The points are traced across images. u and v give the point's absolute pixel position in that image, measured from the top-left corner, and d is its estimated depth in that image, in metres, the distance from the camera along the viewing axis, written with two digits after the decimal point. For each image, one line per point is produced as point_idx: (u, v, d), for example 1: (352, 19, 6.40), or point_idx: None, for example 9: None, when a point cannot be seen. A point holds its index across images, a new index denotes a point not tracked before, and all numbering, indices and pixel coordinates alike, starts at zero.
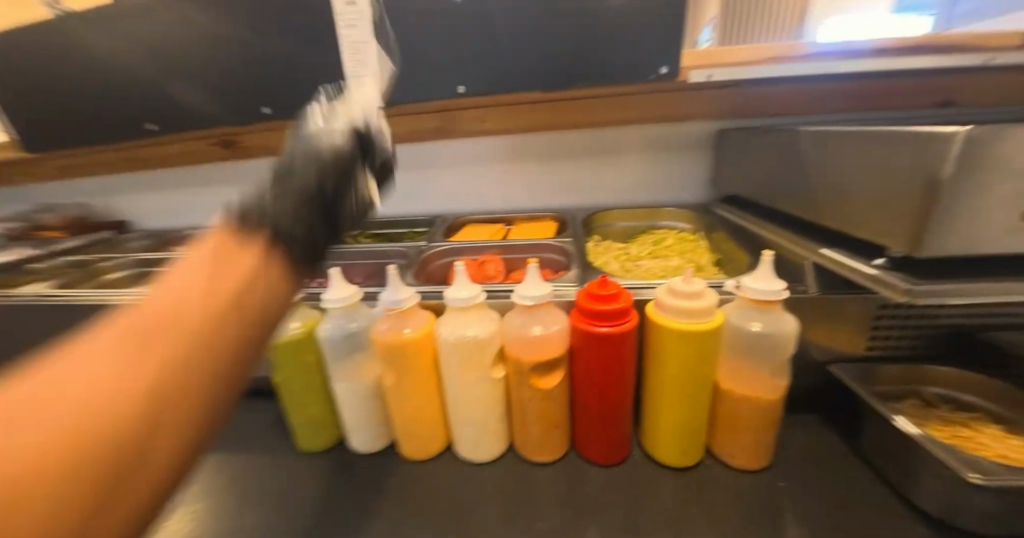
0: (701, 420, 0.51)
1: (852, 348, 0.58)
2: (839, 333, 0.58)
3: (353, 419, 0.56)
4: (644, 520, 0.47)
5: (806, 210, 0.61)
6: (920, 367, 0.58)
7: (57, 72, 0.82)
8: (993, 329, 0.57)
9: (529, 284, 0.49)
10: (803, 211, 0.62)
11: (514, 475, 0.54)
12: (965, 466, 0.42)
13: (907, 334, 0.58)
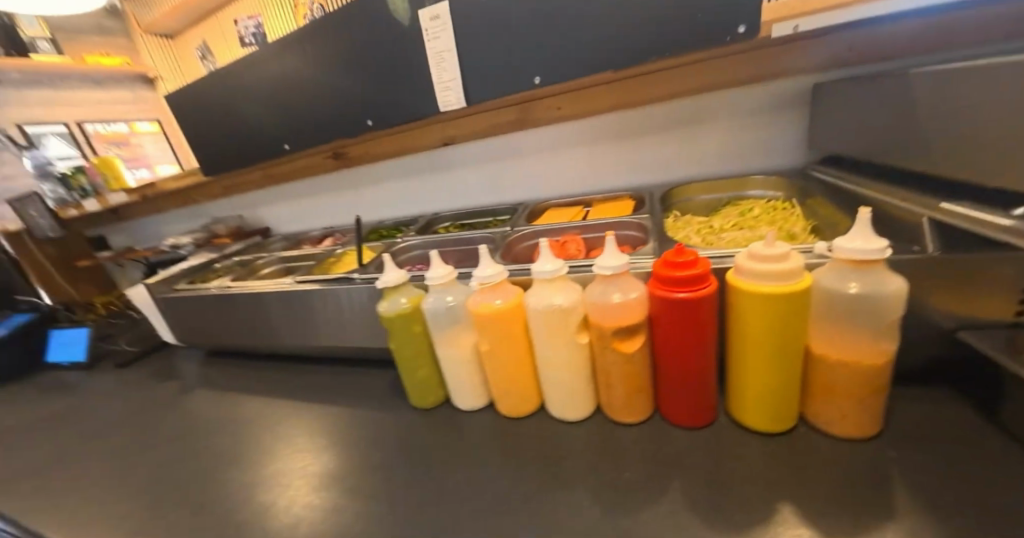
0: (792, 386, 0.50)
1: (998, 313, 0.49)
2: (976, 300, 0.49)
3: (457, 381, 0.65)
4: (729, 479, 0.49)
5: (920, 164, 0.55)
6: None
7: (222, 113, 1.05)
8: None
9: (608, 255, 0.53)
10: (916, 163, 0.56)
11: (602, 435, 0.59)
12: None
13: None
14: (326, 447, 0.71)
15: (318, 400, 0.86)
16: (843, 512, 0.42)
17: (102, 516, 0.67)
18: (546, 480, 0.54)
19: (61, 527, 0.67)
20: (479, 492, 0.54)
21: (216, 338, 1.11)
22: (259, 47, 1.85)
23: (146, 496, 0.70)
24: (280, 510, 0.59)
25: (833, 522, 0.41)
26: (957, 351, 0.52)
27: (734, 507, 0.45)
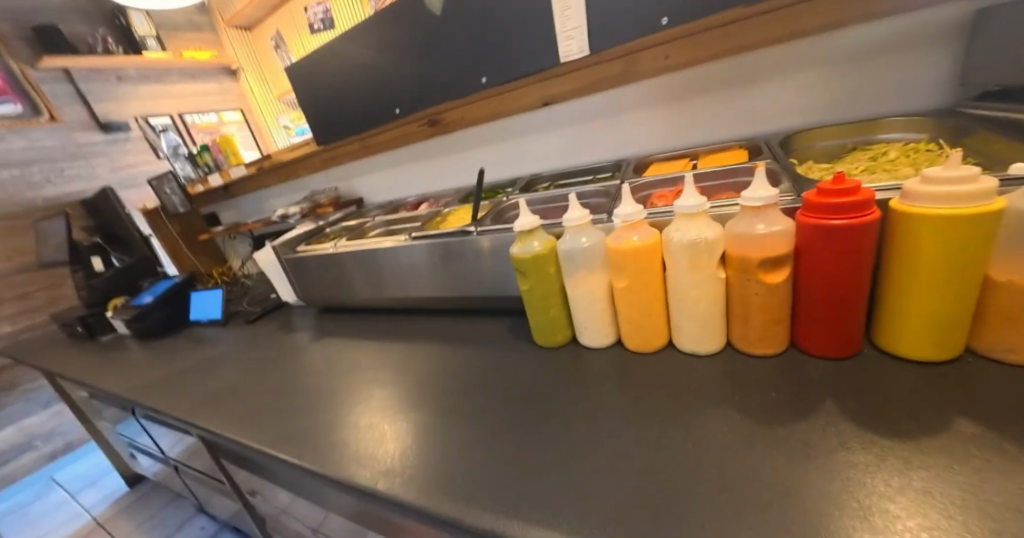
0: (963, 313, 0.49)
1: None
2: None
3: (588, 319, 0.69)
4: (887, 398, 0.49)
5: None
6: None
7: (347, 83, 1.16)
8: None
9: (757, 186, 0.53)
10: None
11: (738, 365, 0.61)
12: None
13: None
14: (460, 378, 0.79)
15: (439, 342, 0.95)
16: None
17: (281, 427, 0.80)
18: (688, 401, 0.57)
19: (251, 434, 0.81)
20: (622, 412, 0.59)
21: (328, 294, 1.20)
22: (326, 31, 1.92)
23: (312, 413, 0.82)
24: (437, 424, 0.68)
25: (1016, 436, 0.42)
26: None
27: (898, 424, 0.46)
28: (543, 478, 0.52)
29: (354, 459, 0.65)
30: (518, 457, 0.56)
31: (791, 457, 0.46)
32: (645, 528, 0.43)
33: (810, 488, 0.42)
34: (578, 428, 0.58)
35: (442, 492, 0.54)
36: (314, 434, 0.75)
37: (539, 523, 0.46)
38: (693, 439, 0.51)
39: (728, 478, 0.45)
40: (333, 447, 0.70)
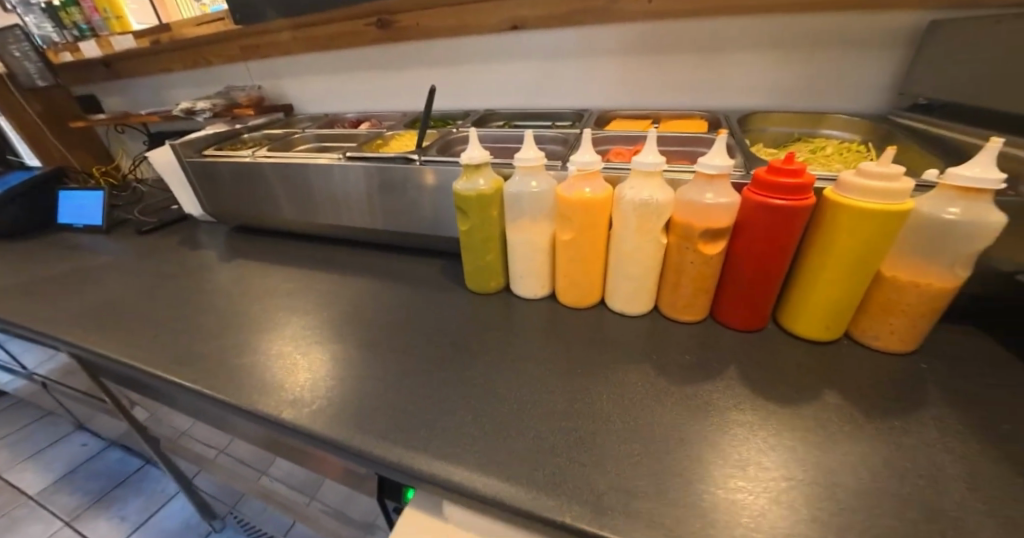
0: (855, 299, 0.54)
1: None
2: None
3: (526, 269, 0.68)
4: (777, 369, 0.54)
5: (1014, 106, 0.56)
6: None
7: None
8: None
9: (715, 154, 0.53)
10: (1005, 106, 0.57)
11: (662, 328, 0.63)
12: None
13: None
14: (386, 315, 0.75)
15: (366, 276, 0.88)
16: (878, 403, 0.49)
17: (174, 350, 0.71)
18: (609, 356, 0.59)
19: (137, 353, 0.71)
20: (544, 362, 0.59)
21: (239, 209, 1.06)
22: None
23: (214, 336, 0.74)
24: (355, 358, 0.65)
25: (868, 408, 0.48)
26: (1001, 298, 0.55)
27: (781, 390, 0.51)
28: (460, 417, 0.52)
29: (258, 387, 0.61)
30: (437, 396, 0.56)
31: (692, 412, 0.50)
32: (554, 467, 0.45)
33: (701, 441, 0.46)
34: (502, 370, 0.59)
35: (353, 427, 0.52)
36: (212, 359, 0.68)
37: (450, 460, 0.47)
38: (609, 391, 0.54)
39: (632, 427, 0.48)
40: (235, 375, 0.64)
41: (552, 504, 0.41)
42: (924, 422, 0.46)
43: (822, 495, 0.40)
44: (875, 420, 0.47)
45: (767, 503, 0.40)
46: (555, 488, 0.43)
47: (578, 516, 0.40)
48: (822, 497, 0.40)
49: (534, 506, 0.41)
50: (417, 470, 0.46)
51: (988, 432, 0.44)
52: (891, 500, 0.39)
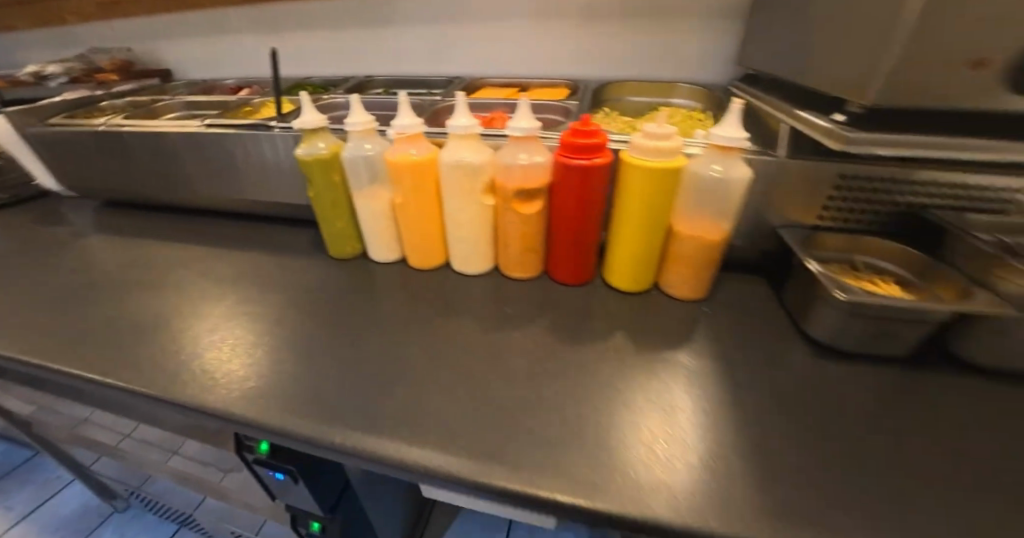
0: (654, 252, 0.60)
1: (808, 216, 0.59)
2: (793, 200, 0.58)
3: (375, 234, 0.70)
4: (580, 315, 0.60)
5: (790, 75, 0.63)
6: (872, 234, 0.58)
7: None
8: (970, 205, 0.54)
9: (522, 117, 0.53)
10: (787, 75, 0.64)
11: (496, 283, 0.67)
12: (834, 287, 0.49)
13: (867, 205, 0.57)
14: (233, 282, 0.74)
15: (229, 247, 0.87)
16: (650, 342, 0.55)
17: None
18: (436, 310, 0.63)
19: None
20: (373, 318, 0.62)
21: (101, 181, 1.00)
22: None
23: (45, 306, 0.71)
24: (249, 334, 0.60)
25: (641, 344, 0.55)
26: (772, 250, 0.64)
27: (574, 331, 0.57)
28: (365, 384, 0.50)
29: (83, 344, 0.60)
30: (288, 351, 0.56)
31: (488, 355, 0.54)
32: (466, 423, 0.44)
33: (593, 391, 0.48)
34: (333, 325, 0.61)
35: (261, 398, 0.48)
36: (36, 328, 0.66)
37: (244, 393, 0.49)
38: (424, 338, 0.57)
39: (432, 367, 0.52)
40: (59, 339, 0.62)
41: (396, 441, 0.42)
42: (679, 355, 0.53)
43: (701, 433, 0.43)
44: (640, 355, 0.53)
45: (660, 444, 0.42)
46: (404, 428, 0.44)
47: (391, 442, 0.42)
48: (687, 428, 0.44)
49: (349, 436, 0.43)
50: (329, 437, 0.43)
51: (724, 361, 0.52)
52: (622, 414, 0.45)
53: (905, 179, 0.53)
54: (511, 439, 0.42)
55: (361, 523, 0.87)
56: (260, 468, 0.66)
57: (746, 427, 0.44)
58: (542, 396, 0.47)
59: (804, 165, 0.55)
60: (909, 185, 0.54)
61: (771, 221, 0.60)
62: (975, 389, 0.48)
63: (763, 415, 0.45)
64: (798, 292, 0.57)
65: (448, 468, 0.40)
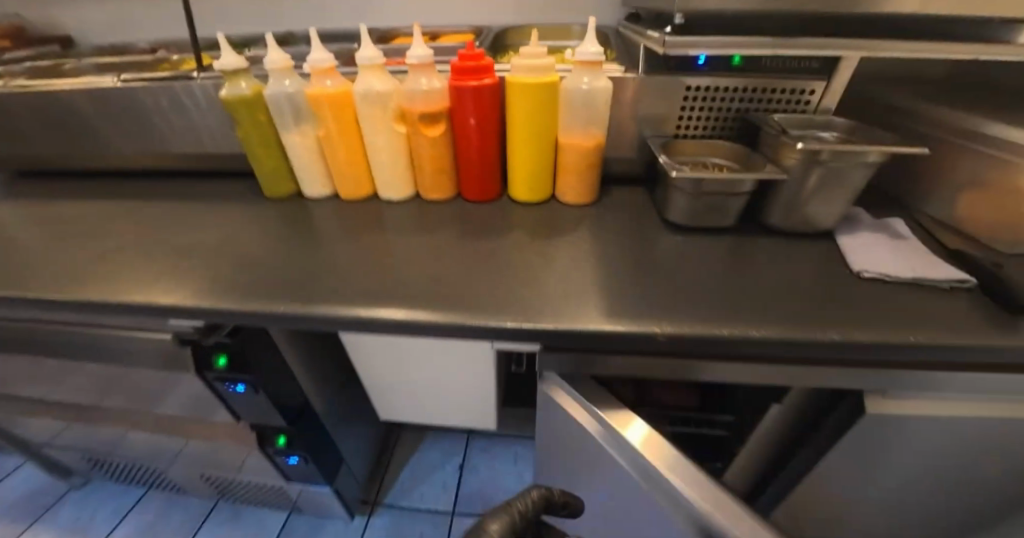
0: (545, 165, 0.70)
1: (667, 127, 0.72)
2: (654, 112, 0.71)
3: (305, 170, 0.77)
4: (486, 222, 0.71)
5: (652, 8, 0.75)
6: (716, 138, 0.72)
7: None
8: (780, 107, 0.69)
9: (418, 47, 0.62)
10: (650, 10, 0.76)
11: (418, 204, 0.77)
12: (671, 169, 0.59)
13: (709, 113, 0.70)
14: (169, 226, 0.79)
15: (161, 200, 0.90)
16: (540, 233, 0.67)
17: None
18: (362, 228, 0.71)
19: None
20: (304, 239, 0.70)
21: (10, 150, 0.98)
22: None
23: None
24: (206, 260, 0.67)
25: (534, 235, 0.67)
26: (645, 160, 0.77)
27: (480, 233, 0.68)
28: (321, 277, 0.59)
29: (28, 280, 0.65)
30: (247, 265, 0.64)
31: (406, 253, 0.64)
32: (406, 291, 0.55)
33: (509, 263, 0.60)
34: (270, 246, 0.69)
35: (230, 295, 0.57)
36: None
37: (194, 296, 0.57)
38: (351, 248, 0.66)
39: (358, 266, 0.62)
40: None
41: (347, 306, 0.53)
42: (563, 239, 0.66)
43: (588, 279, 0.57)
44: (533, 242, 0.65)
45: (555, 289, 0.55)
46: (353, 299, 0.54)
47: (344, 307, 0.53)
48: (575, 278, 0.57)
49: (311, 307, 0.53)
50: (293, 311, 0.53)
51: (598, 241, 0.65)
52: (511, 279, 0.57)
53: (731, 87, 0.67)
54: (424, 298, 0.54)
55: (324, 440, 0.97)
56: (220, 383, 0.74)
57: (606, 277, 0.57)
58: (452, 272, 0.59)
59: (657, 81, 0.68)
60: (734, 93, 0.68)
61: (639, 133, 0.73)
62: (774, 243, 0.64)
63: (617, 270, 0.59)
64: (661, 189, 0.68)
65: (395, 316, 0.51)
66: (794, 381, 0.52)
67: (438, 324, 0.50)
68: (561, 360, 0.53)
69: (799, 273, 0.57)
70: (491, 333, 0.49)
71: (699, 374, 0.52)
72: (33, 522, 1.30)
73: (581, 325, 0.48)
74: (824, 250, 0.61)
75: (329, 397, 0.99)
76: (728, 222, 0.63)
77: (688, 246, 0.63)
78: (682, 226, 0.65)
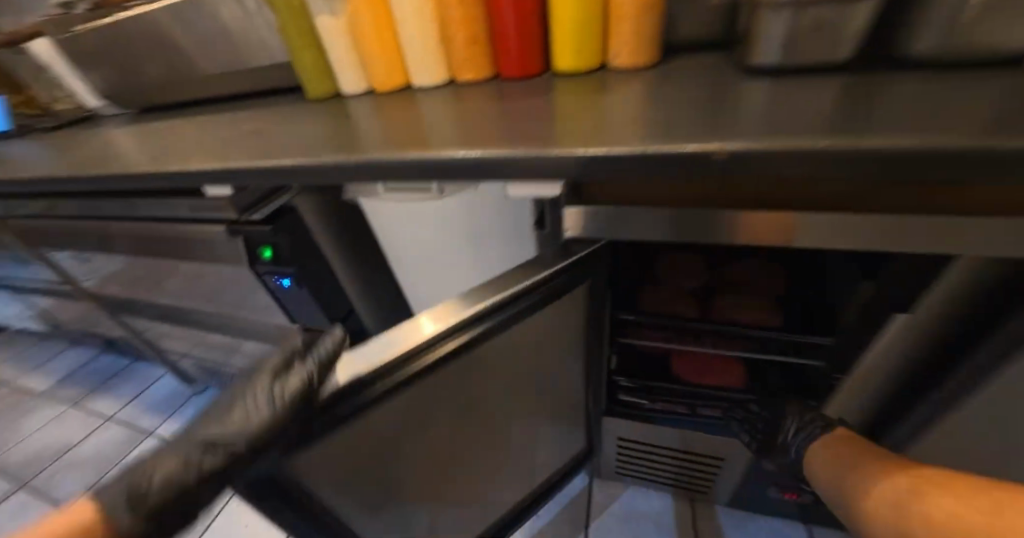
0: (593, 18, 0.58)
1: None
2: None
3: (343, 60, 0.73)
4: (522, 91, 0.61)
5: None
6: None
7: None
8: None
9: None
10: None
11: (453, 89, 0.69)
12: None
13: None
14: (227, 127, 0.82)
15: (230, 114, 0.95)
16: (584, 92, 0.55)
17: (46, 169, 0.81)
18: (390, 111, 0.66)
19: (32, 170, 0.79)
20: (332, 123, 0.66)
21: (121, 82, 1.11)
22: None
23: (82, 159, 0.83)
24: (242, 140, 0.67)
25: (577, 95, 0.55)
26: (730, 8, 0.60)
27: (513, 99, 0.58)
28: (335, 143, 0.55)
29: (106, 168, 0.71)
30: (275, 141, 0.62)
31: (427, 122, 0.57)
32: (416, 145, 0.48)
33: (539, 119, 0.50)
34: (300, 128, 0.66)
35: (248, 160, 0.55)
36: (74, 170, 0.78)
37: (220, 161, 0.57)
38: (375, 124, 0.62)
39: (374, 135, 0.56)
40: (87, 170, 0.74)
41: (351, 158, 0.47)
42: (613, 94, 0.53)
43: (635, 118, 0.44)
44: (572, 100, 0.54)
45: (589, 129, 0.44)
46: (359, 151, 0.48)
47: (347, 159, 0.48)
48: (618, 120, 0.45)
49: (317, 163, 0.49)
50: (300, 168, 0.50)
51: (662, 89, 0.51)
52: (537, 130, 0.47)
53: None
54: (434, 144, 0.47)
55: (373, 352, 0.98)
56: (268, 277, 0.77)
57: (663, 115, 0.44)
58: (472, 131, 0.50)
59: None
60: None
61: None
62: (921, 77, 0.44)
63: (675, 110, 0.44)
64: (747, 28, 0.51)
65: (394, 160, 0.45)
66: (939, 243, 0.35)
67: (441, 162, 0.42)
68: (596, 215, 0.44)
69: (965, 99, 0.38)
70: (497, 172, 0.40)
71: (782, 236, 0.39)
72: (167, 415, 1.56)
73: (613, 148, 0.35)
74: (1007, 77, 0.40)
75: (380, 311, 1.00)
76: (849, 53, 0.45)
77: (784, 87, 0.46)
78: (775, 67, 0.49)
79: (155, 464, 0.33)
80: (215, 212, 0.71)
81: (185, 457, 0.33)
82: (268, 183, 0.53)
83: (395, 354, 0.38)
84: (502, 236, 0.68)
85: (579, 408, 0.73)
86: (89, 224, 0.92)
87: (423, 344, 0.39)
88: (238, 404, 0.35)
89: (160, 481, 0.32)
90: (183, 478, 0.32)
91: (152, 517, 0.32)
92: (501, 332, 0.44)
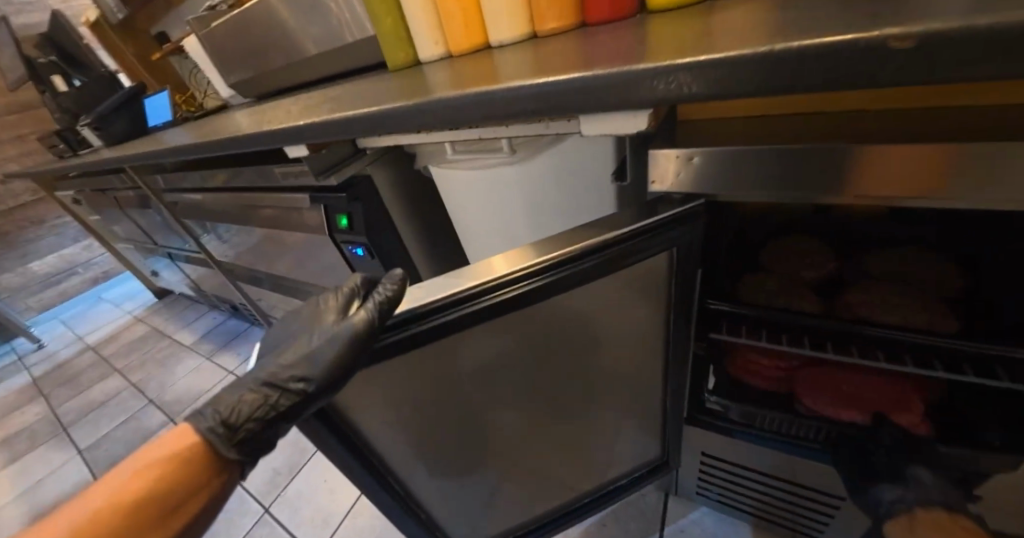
0: None
1: None
2: None
3: (421, 23, 0.71)
4: (609, 31, 0.52)
5: None
6: None
7: None
8: None
9: None
10: None
11: (532, 42, 0.63)
12: None
13: None
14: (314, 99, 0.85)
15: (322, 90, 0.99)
16: (686, 19, 0.45)
17: (174, 144, 0.92)
18: (464, 66, 0.62)
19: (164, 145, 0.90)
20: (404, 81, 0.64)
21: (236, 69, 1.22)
22: None
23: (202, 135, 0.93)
24: (323, 104, 0.67)
25: (676, 23, 0.45)
26: None
27: (597, 38, 0.50)
28: (401, 94, 0.52)
29: (214, 140, 0.78)
30: (349, 99, 0.62)
31: (498, 70, 0.51)
32: (480, 85, 0.43)
33: (626, 48, 0.41)
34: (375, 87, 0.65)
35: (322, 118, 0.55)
36: (193, 142, 0.87)
37: (299, 121, 0.58)
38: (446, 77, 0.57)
39: (442, 84, 0.52)
40: (200, 143, 0.81)
41: (411, 104, 0.44)
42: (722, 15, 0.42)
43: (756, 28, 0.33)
44: (670, 28, 0.44)
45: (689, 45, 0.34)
46: (423, 96, 0.44)
47: (406, 106, 0.44)
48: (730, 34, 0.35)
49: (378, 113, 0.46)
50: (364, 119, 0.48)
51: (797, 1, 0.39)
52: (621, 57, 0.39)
53: None
54: (501, 80, 0.41)
55: None
56: (346, 245, 0.79)
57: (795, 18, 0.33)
58: (544, 67, 0.43)
59: None
60: None
61: None
62: None
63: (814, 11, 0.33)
64: None
65: (453, 99, 0.40)
66: None
67: (502, 97, 0.36)
68: (693, 156, 0.36)
69: None
70: (568, 100, 0.33)
71: (988, 168, 0.27)
72: None
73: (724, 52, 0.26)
74: None
75: None
76: None
77: None
78: None
79: (238, 396, 0.37)
80: (300, 180, 0.74)
81: (259, 389, 0.36)
82: (339, 136, 0.52)
83: (445, 296, 0.36)
84: (577, 184, 0.59)
85: (659, 409, 0.64)
86: (223, 195, 1.05)
87: (499, 279, 0.37)
88: (302, 339, 0.38)
89: (243, 409, 0.36)
90: (262, 411, 0.36)
91: (241, 437, 0.37)
92: (571, 288, 0.38)
